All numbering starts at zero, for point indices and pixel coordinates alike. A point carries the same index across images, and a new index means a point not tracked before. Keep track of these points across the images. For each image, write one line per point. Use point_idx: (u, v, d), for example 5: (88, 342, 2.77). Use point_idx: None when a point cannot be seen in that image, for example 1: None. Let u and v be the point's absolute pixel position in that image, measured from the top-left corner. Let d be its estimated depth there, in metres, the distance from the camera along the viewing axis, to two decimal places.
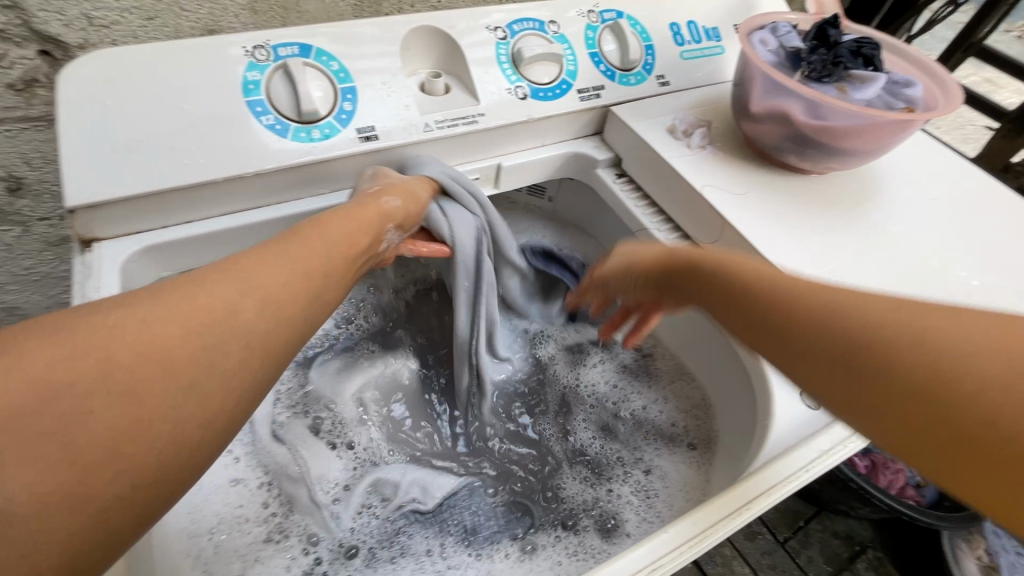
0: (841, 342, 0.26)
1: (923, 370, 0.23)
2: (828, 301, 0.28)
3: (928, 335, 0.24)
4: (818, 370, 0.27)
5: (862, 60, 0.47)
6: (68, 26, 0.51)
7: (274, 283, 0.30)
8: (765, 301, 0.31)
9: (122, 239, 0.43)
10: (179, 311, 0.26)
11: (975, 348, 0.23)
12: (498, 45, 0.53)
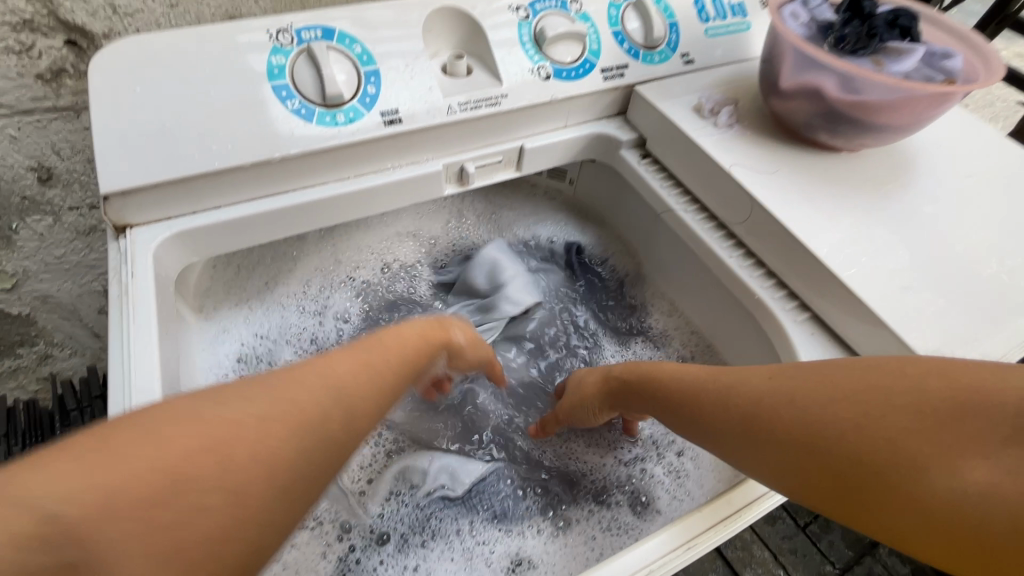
0: (744, 424, 0.35)
1: (798, 432, 0.32)
2: (721, 396, 0.37)
3: (794, 409, 0.33)
4: (739, 450, 0.36)
5: (899, 31, 0.45)
6: (94, 16, 0.54)
7: (348, 377, 0.31)
8: (685, 401, 0.40)
9: (153, 226, 0.44)
10: (275, 402, 0.27)
11: (816, 400, 0.32)
12: (520, 25, 0.52)
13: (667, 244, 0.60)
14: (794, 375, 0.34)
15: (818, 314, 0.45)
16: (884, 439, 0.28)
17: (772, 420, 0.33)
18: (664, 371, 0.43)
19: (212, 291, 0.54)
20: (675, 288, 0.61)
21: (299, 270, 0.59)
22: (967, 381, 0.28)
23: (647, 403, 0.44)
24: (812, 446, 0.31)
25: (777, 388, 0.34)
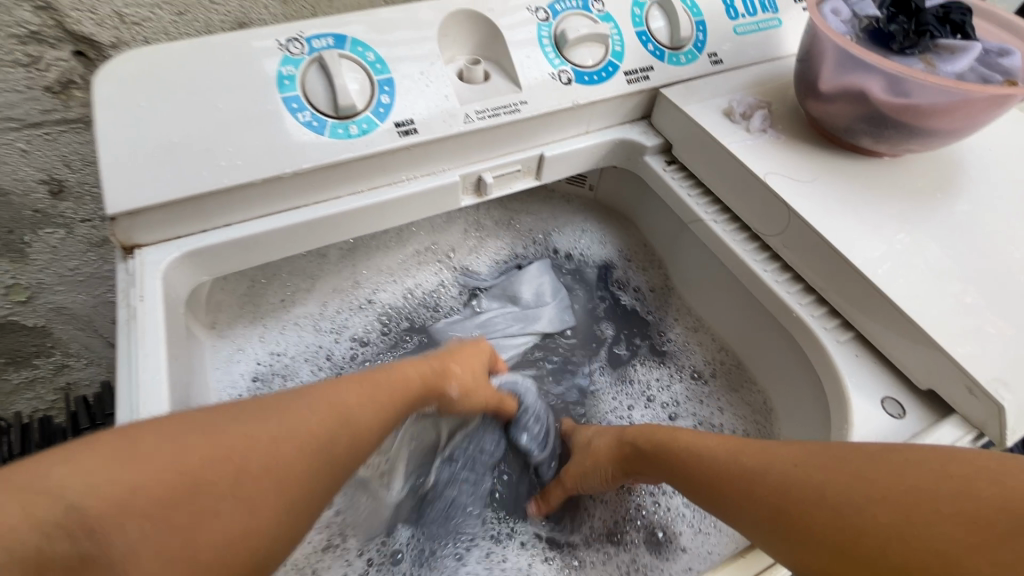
0: (776, 515, 0.33)
1: (832, 531, 0.30)
2: (750, 478, 0.35)
3: (829, 504, 0.31)
4: (770, 538, 0.34)
5: (950, 28, 0.42)
6: (101, 25, 0.52)
7: (346, 410, 0.35)
8: (709, 478, 0.38)
9: (163, 245, 0.42)
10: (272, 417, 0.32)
11: (851, 500, 0.30)
12: (540, 27, 0.50)
13: (693, 253, 0.57)
14: (826, 464, 0.33)
15: (862, 333, 0.42)
16: (930, 552, 0.27)
17: (809, 515, 0.32)
18: (681, 438, 0.42)
19: (225, 304, 0.52)
20: (701, 300, 0.59)
21: (316, 291, 0.57)
22: (996, 492, 0.28)
23: (662, 473, 0.43)
24: (851, 554, 0.29)
25: (808, 477, 0.33)
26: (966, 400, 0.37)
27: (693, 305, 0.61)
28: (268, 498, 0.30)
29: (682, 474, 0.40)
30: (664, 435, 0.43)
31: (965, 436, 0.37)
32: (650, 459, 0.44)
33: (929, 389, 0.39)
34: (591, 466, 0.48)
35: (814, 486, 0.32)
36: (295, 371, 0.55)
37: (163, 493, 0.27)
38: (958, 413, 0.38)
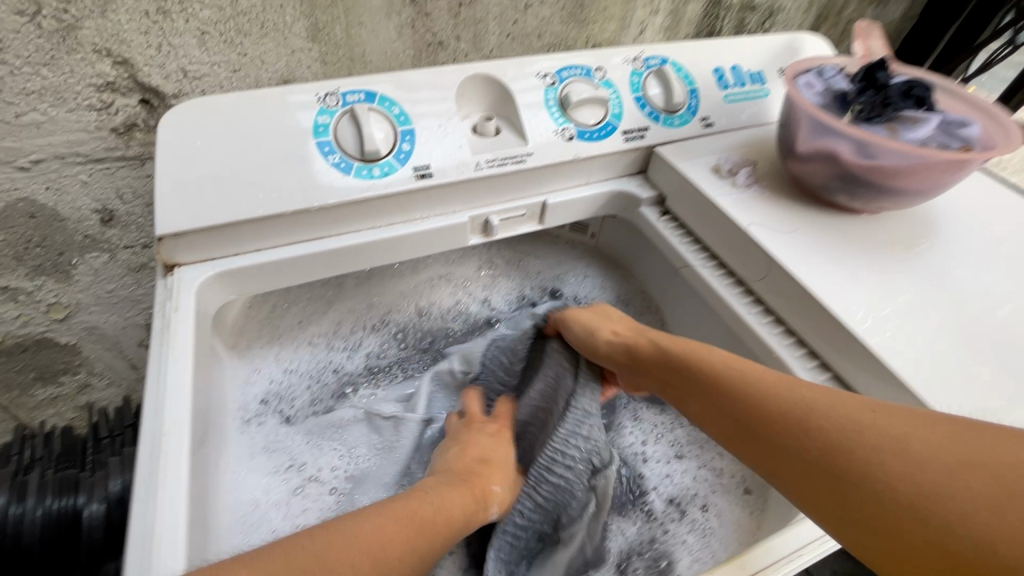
0: (823, 467, 0.36)
1: (900, 489, 0.32)
2: (802, 425, 0.37)
3: (896, 468, 0.33)
4: (824, 501, 0.35)
5: (913, 101, 0.47)
6: (166, 78, 0.60)
7: (401, 549, 0.36)
8: (752, 417, 0.40)
9: (199, 266, 0.47)
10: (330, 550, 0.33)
11: (927, 468, 0.32)
12: (547, 90, 0.56)
13: (685, 298, 0.60)
14: (883, 421, 0.35)
15: (839, 373, 0.45)
16: (1006, 525, 0.29)
17: (867, 470, 0.34)
18: (719, 369, 0.43)
19: (247, 328, 0.56)
20: None
21: (331, 311, 0.62)
22: None
23: (685, 396, 0.45)
24: (918, 513, 0.31)
25: (870, 428, 0.35)
26: None
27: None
28: None
29: (727, 406, 0.41)
30: (697, 363, 0.45)
31: None
32: (686, 389, 0.45)
33: None
34: (594, 345, 0.53)
35: (878, 435, 0.34)
36: (309, 388, 0.59)
37: None
38: None
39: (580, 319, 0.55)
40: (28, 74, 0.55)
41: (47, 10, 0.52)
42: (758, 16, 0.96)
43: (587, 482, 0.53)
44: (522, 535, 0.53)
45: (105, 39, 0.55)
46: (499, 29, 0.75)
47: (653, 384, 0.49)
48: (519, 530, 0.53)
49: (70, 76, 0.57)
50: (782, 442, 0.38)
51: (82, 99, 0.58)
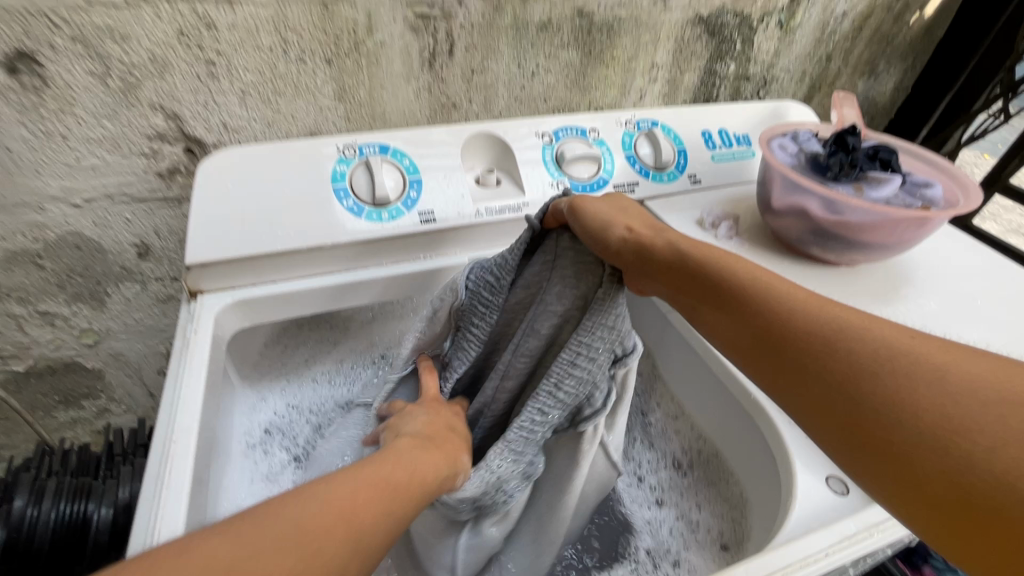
0: (842, 392, 0.33)
1: (929, 417, 0.30)
2: (826, 343, 0.35)
3: (924, 394, 0.31)
4: (834, 415, 0.34)
5: (878, 164, 0.51)
6: (209, 130, 0.69)
7: (362, 510, 0.34)
8: (773, 333, 0.37)
9: (220, 294, 0.52)
10: (275, 525, 0.31)
11: (964, 401, 0.30)
12: (544, 148, 0.62)
13: (675, 345, 0.62)
14: (919, 350, 0.32)
15: None
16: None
17: (892, 396, 0.31)
18: (745, 281, 0.40)
19: (260, 363, 0.60)
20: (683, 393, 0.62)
21: (335, 351, 0.65)
22: None
23: (699, 308, 0.43)
24: (943, 438, 0.29)
25: (910, 354, 0.32)
26: None
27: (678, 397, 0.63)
28: None
29: (753, 321, 0.39)
30: (729, 275, 0.41)
31: None
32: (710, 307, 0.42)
33: None
34: (604, 237, 0.47)
35: (916, 363, 0.32)
36: (312, 425, 0.63)
37: None
38: None
39: (587, 209, 0.49)
40: (92, 125, 0.63)
41: (116, 72, 0.60)
42: (753, 84, 1.03)
43: (608, 372, 0.53)
44: (539, 429, 0.51)
45: (161, 97, 0.64)
46: (508, 93, 0.83)
47: (659, 286, 0.46)
48: (535, 426, 0.51)
49: (126, 127, 0.64)
50: (806, 362, 0.35)
51: (135, 146, 0.66)
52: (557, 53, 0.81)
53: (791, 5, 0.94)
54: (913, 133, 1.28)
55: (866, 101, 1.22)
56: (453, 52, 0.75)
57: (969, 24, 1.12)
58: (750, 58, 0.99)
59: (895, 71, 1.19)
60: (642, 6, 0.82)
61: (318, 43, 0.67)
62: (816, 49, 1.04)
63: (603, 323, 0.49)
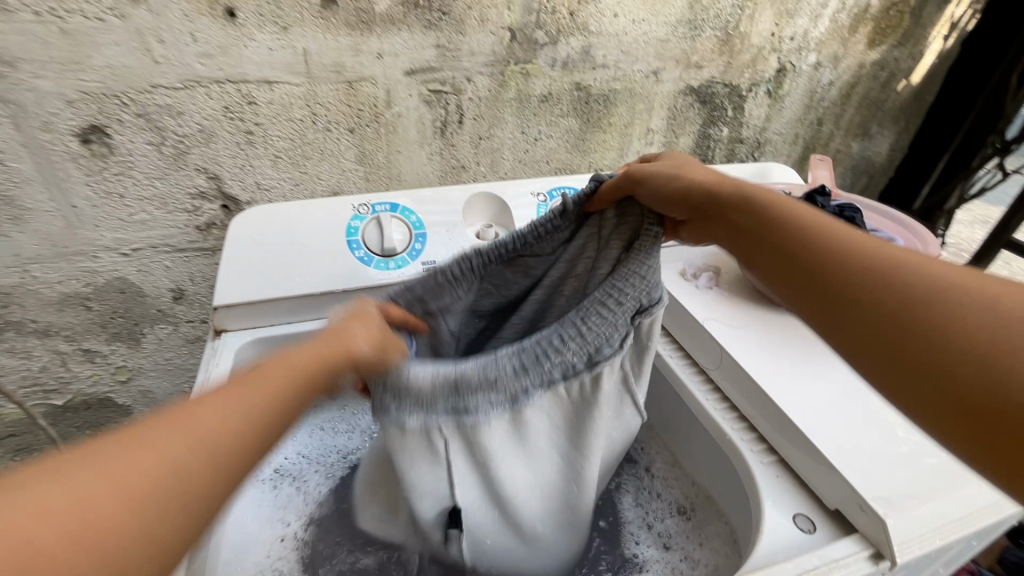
0: (889, 315, 0.35)
1: (969, 329, 0.33)
2: (876, 272, 0.37)
3: (958, 313, 0.34)
4: (864, 331, 0.37)
5: (844, 221, 0.56)
6: (244, 189, 0.78)
7: (234, 421, 0.31)
8: (822, 266, 0.39)
9: (241, 333, 0.58)
10: (125, 461, 0.27)
11: (994, 323, 0.33)
12: (539, 206, 0.68)
13: (665, 395, 0.63)
14: (958, 277, 0.35)
15: (783, 458, 0.49)
16: None
17: (936, 316, 0.34)
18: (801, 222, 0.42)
19: None
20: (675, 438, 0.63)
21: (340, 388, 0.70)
22: None
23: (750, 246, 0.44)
24: (974, 350, 0.32)
25: (943, 282, 0.35)
26: (861, 517, 0.42)
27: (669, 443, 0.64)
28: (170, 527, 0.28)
29: (789, 249, 0.41)
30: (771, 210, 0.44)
31: (862, 552, 0.42)
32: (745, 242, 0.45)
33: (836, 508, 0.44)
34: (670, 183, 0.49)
35: (950, 289, 0.35)
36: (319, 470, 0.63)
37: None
38: (859, 532, 0.43)
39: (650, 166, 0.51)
40: (146, 185, 0.72)
41: (169, 141, 0.70)
42: (747, 146, 1.10)
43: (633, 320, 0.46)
44: (555, 356, 0.43)
45: (205, 161, 0.73)
46: (512, 155, 0.91)
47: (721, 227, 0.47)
48: (553, 349, 0.43)
49: (174, 187, 0.74)
50: (841, 283, 0.38)
51: (179, 203, 0.75)
52: (558, 120, 0.90)
53: (777, 76, 1.02)
54: (914, 190, 1.32)
55: (863, 161, 1.27)
56: (462, 121, 0.84)
57: (957, 90, 1.17)
58: (742, 123, 1.06)
59: (889, 133, 1.24)
60: (636, 79, 0.91)
61: (343, 115, 0.77)
62: (806, 114, 1.11)
63: (633, 274, 0.46)
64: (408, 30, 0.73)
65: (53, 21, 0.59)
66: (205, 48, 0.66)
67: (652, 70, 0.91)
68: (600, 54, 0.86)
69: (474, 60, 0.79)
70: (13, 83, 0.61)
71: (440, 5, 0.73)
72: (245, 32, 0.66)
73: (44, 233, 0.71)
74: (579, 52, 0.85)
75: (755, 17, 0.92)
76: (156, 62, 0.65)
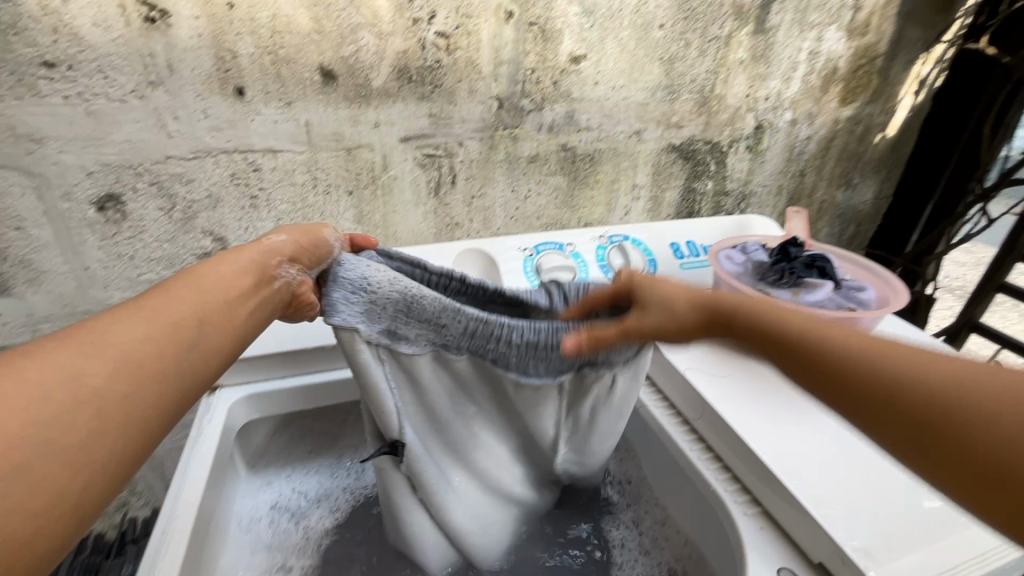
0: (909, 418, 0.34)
1: (1002, 431, 0.31)
2: (889, 377, 0.35)
3: (974, 414, 0.32)
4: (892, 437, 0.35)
5: (816, 270, 0.57)
6: None
7: (154, 320, 0.39)
8: (833, 373, 0.37)
9: (235, 388, 0.60)
10: (61, 363, 0.34)
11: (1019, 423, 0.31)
12: (525, 260, 0.71)
13: (653, 446, 0.63)
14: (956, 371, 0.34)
15: (767, 509, 0.49)
16: None
17: (955, 419, 0.33)
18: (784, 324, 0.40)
19: (266, 452, 0.66)
20: (664, 489, 0.63)
21: (337, 438, 0.70)
22: None
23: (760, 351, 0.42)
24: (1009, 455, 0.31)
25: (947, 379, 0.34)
26: (845, 569, 0.42)
27: (660, 495, 0.64)
28: (137, 396, 0.36)
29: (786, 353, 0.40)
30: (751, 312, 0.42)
31: None
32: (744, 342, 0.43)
33: (820, 562, 0.44)
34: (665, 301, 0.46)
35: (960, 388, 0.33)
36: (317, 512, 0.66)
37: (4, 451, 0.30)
38: None
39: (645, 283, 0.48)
40: (155, 247, 0.77)
41: (179, 206, 0.75)
42: (732, 199, 1.14)
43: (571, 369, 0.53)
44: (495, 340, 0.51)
45: (211, 224, 0.78)
46: (504, 213, 0.95)
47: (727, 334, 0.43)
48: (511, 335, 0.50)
49: (181, 248, 0.78)
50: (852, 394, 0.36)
51: (185, 264, 0.79)
52: (546, 179, 0.95)
53: (756, 133, 1.07)
54: (903, 236, 1.34)
55: (850, 209, 1.31)
56: (455, 182, 0.89)
57: (933, 141, 1.22)
58: (725, 177, 1.10)
59: (872, 183, 1.29)
60: (619, 140, 0.96)
61: (342, 179, 0.82)
62: (788, 167, 1.15)
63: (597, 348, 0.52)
64: (403, 102, 0.79)
65: (80, 103, 0.65)
66: (216, 122, 0.72)
67: (634, 131, 0.97)
68: (583, 118, 0.92)
69: (465, 127, 0.85)
70: (39, 157, 0.66)
71: (432, 79, 0.79)
72: (252, 107, 0.72)
73: (56, 294, 0.75)
74: (564, 117, 0.91)
75: (729, 81, 0.99)
76: (171, 136, 0.70)
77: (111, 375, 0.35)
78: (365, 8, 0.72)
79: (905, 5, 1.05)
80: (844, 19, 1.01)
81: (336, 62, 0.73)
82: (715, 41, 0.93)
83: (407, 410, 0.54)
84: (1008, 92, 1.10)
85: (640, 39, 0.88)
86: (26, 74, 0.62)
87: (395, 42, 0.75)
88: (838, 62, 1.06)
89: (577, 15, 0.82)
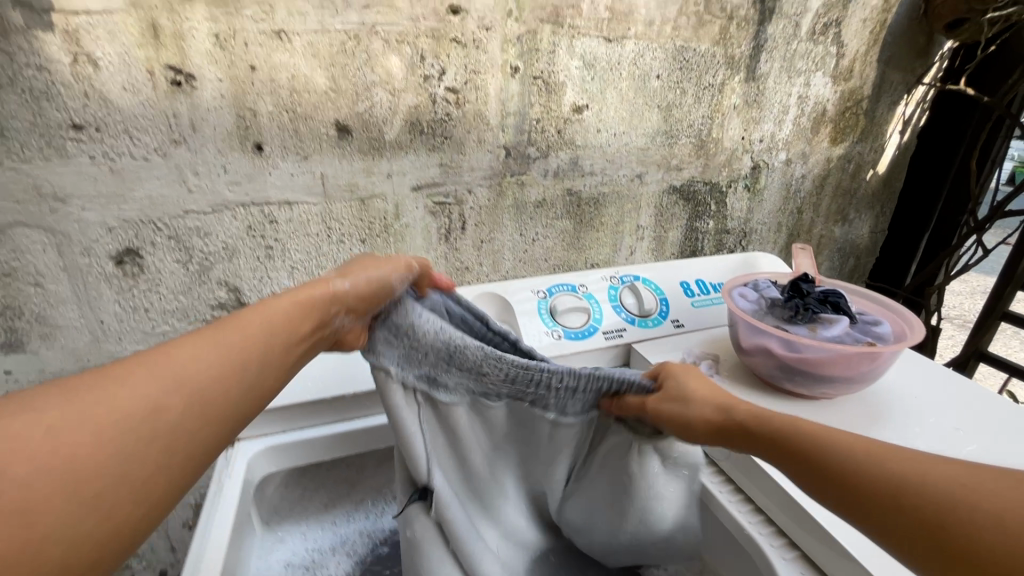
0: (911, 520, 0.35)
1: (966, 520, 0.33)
2: (895, 484, 0.37)
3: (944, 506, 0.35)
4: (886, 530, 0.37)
5: (830, 306, 0.58)
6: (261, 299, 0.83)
7: (222, 348, 0.37)
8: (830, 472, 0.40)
9: (254, 440, 0.59)
10: (134, 385, 0.32)
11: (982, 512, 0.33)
12: (539, 301, 0.72)
13: None
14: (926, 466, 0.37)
15: (805, 551, 0.48)
16: None
17: (960, 519, 0.34)
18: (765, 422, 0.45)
19: (282, 507, 0.65)
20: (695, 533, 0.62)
21: (355, 492, 0.69)
22: None
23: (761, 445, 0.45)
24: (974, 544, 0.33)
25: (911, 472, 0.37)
26: None
27: None
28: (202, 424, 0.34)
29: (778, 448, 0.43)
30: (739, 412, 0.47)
31: None
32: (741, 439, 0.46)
33: None
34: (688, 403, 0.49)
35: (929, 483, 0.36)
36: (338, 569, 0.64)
37: (76, 472, 0.28)
38: None
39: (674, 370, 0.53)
40: (170, 299, 0.77)
41: (196, 259, 0.76)
42: (733, 236, 1.17)
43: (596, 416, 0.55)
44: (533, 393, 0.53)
45: (227, 275, 0.79)
46: (512, 256, 0.96)
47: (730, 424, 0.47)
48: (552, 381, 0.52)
49: (197, 299, 0.79)
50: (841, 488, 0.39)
51: (199, 314, 0.80)
52: (553, 222, 0.97)
53: (752, 173, 1.11)
54: (902, 268, 1.36)
55: (847, 243, 1.33)
56: (465, 228, 0.91)
57: (924, 177, 1.27)
58: (726, 216, 1.13)
59: (867, 218, 1.32)
60: (622, 183, 1.00)
61: (355, 228, 0.84)
62: (785, 205, 1.19)
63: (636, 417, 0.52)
64: (415, 153, 0.82)
65: (105, 163, 0.67)
66: (234, 177, 0.74)
67: (636, 174, 1.00)
68: (587, 164, 0.95)
69: (474, 175, 0.88)
70: (61, 215, 0.68)
71: (442, 131, 0.82)
72: (270, 162, 0.75)
73: (70, 348, 0.74)
74: (568, 162, 0.94)
75: (724, 125, 1.03)
76: (190, 191, 0.72)
77: (182, 400, 0.33)
78: (379, 67, 0.75)
79: (884, 51, 1.11)
80: (829, 65, 1.07)
81: (351, 118, 0.76)
82: (709, 88, 0.98)
83: (435, 452, 0.56)
84: (991, 126, 1.14)
85: (638, 89, 0.92)
86: (54, 137, 0.64)
87: (407, 98, 0.78)
88: (826, 105, 1.11)
89: (578, 69, 0.87)
